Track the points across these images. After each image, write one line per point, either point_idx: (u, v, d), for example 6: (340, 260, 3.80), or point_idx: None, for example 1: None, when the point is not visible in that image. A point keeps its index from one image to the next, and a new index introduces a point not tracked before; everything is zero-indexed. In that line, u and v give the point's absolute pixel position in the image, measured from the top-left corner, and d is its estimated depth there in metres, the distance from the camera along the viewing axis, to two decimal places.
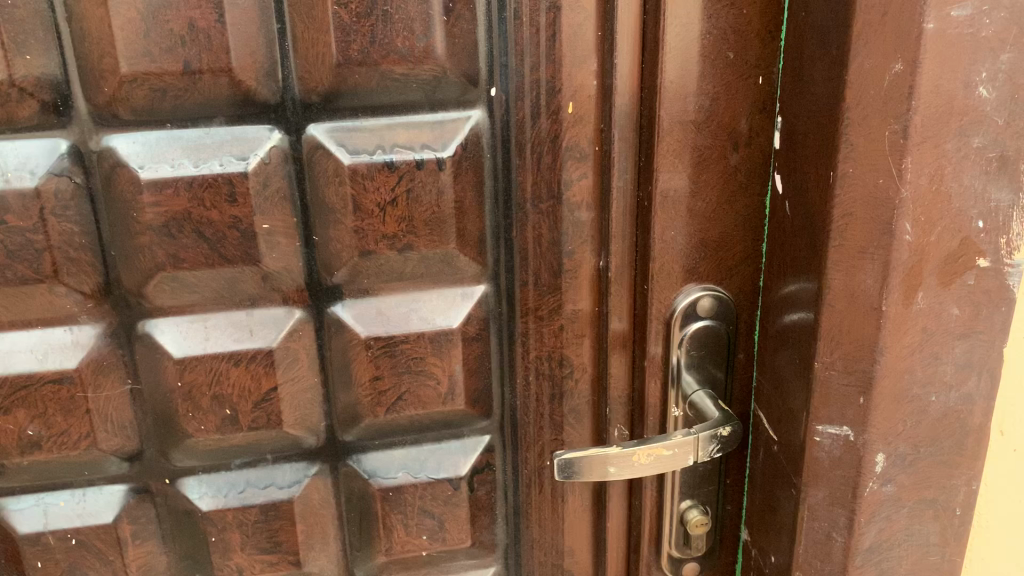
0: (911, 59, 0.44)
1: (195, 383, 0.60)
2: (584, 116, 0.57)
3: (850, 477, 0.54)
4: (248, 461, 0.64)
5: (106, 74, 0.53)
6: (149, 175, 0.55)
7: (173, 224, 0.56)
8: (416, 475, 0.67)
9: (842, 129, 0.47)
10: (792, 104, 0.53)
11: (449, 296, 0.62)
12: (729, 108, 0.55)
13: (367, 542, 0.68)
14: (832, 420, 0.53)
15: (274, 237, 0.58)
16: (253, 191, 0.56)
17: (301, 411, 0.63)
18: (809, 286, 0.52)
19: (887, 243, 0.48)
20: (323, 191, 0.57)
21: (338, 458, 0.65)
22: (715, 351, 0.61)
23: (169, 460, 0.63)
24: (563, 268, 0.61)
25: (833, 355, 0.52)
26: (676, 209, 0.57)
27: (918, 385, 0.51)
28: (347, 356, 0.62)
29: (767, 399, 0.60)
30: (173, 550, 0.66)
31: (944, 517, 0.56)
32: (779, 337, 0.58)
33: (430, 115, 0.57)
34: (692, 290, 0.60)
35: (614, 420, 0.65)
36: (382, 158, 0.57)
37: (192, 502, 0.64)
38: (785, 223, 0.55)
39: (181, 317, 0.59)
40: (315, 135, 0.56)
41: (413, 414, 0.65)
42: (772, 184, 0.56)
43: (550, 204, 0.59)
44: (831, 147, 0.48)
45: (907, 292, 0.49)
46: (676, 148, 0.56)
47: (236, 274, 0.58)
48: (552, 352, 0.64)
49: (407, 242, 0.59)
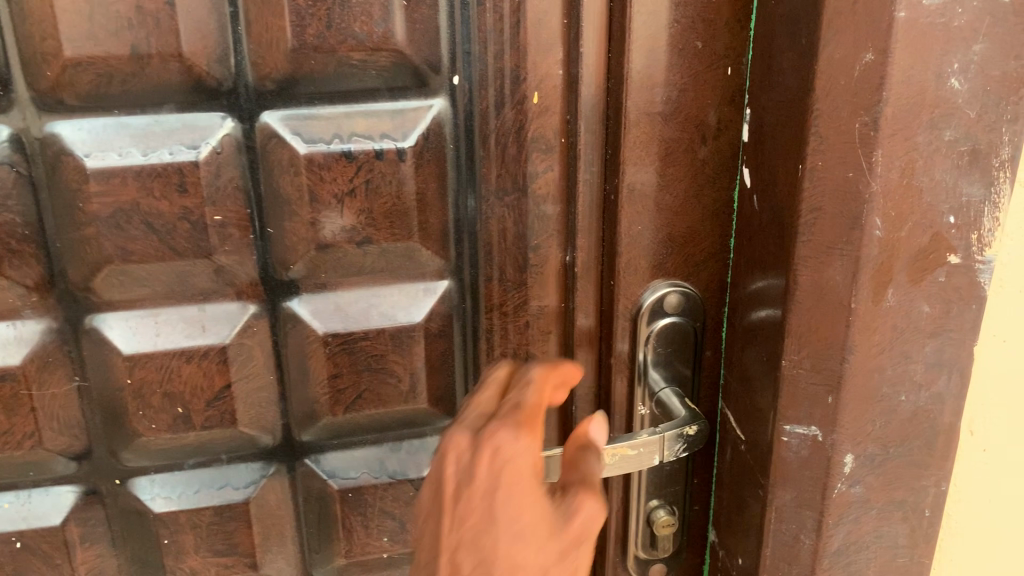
0: (883, 49, 0.43)
1: (145, 380, 0.58)
2: (549, 106, 0.56)
3: (819, 477, 0.52)
4: (202, 461, 0.62)
5: (48, 57, 0.50)
6: (94, 164, 0.52)
7: (120, 215, 0.54)
8: (377, 476, 0.65)
9: (812, 120, 0.46)
10: (760, 96, 0.51)
11: (410, 291, 0.60)
12: (697, 99, 0.54)
13: (325, 544, 0.66)
14: (799, 420, 0.52)
15: (227, 229, 0.55)
16: (205, 181, 0.54)
17: (256, 409, 0.61)
18: (777, 282, 0.51)
19: (857, 238, 0.46)
20: (278, 182, 0.55)
21: (294, 459, 0.63)
22: (683, 348, 0.60)
23: (119, 460, 0.60)
24: (529, 263, 0.60)
25: (800, 353, 0.50)
26: (642, 202, 0.56)
27: (888, 384, 0.50)
28: (304, 353, 0.60)
29: (735, 398, 0.58)
30: (123, 554, 0.63)
31: (913, 519, 0.54)
32: (746, 335, 0.56)
33: (390, 104, 0.55)
34: (658, 287, 0.58)
35: (580, 419, 0.64)
36: (340, 147, 0.55)
37: (144, 503, 0.62)
38: (753, 217, 0.53)
39: (130, 312, 0.57)
40: (270, 122, 0.54)
41: (372, 412, 0.63)
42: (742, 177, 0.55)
43: (515, 197, 0.58)
44: (800, 139, 0.47)
45: (877, 289, 0.47)
46: (643, 140, 0.54)
47: (188, 267, 0.56)
48: (517, 349, 0.62)
49: (366, 236, 0.57)
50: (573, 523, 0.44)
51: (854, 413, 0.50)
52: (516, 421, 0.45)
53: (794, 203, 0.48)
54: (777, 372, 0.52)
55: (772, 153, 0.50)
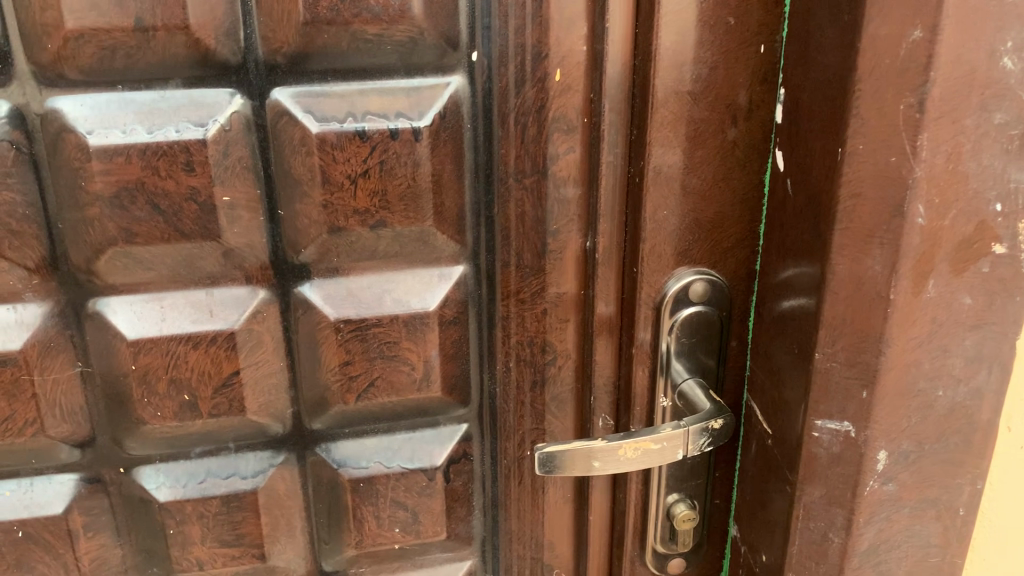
0: (932, 25, 0.40)
1: (151, 367, 0.56)
2: (571, 85, 0.53)
3: (849, 475, 0.50)
4: (208, 450, 0.60)
5: (49, 29, 0.48)
6: (98, 142, 0.50)
7: (124, 194, 0.51)
8: (388, 465, 0.63)
9: (852, 101, 0.43)
10: (797, 75, 0.49)
11: (425, 277, 0.58)
12: (728, 78, 0.52)
13: (336, 535, 0.65)
14: (831, 416, 0.50)
15: (236, 210, 0.53)
16: (213, 160, 0.52)
17: (265, 397, 0.59)
18: (810, 271, 0.49)
19: (899, 227, 0.44)
20: (289, 162, 0.53)
21: (305, 447, 0.62)
22: (707, 338, 0.58)
23: (123, 448, 0.59)
24: (548, 248, 0.57)
25: (835, 346, 0.48)
26: (668, 186, 0.53)
27: (925, 379, 0.48)
28: (316, 339, 0.58)
29: (761, 390, 0.56)
30: (128, 543, 0.62)
31: (946, 517, 0.53)
32: (776, 325, 0.54)
33: (405, 81, 0.53)
34: (683, 274, 0.56)
35: (598, 410, 0.62)
36: (354, 127, 0.52)
37: (149, 491, 0.60)
38: (785, 203, 0.51)
39: (135, 296, 0.55)
40: (280, 100, 0.51)
41: (385, 401, 0.61)
42: (773, 160, 0.53)
43: (535, 179, 0.55)
44: (840, 120, 0.44)
45: (917, 280, 0.45)
46: (671, 120, 0.52)
47: (194, 250, 0.54)
48: (534, 337, 0.60)
49: (380, 219, 0.55)
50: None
51: (890, 412, 0.48)
52: None
53: (832, 188, 0.46)
54: (808, 365, 0.50)
55: (811, 136, 0.48)
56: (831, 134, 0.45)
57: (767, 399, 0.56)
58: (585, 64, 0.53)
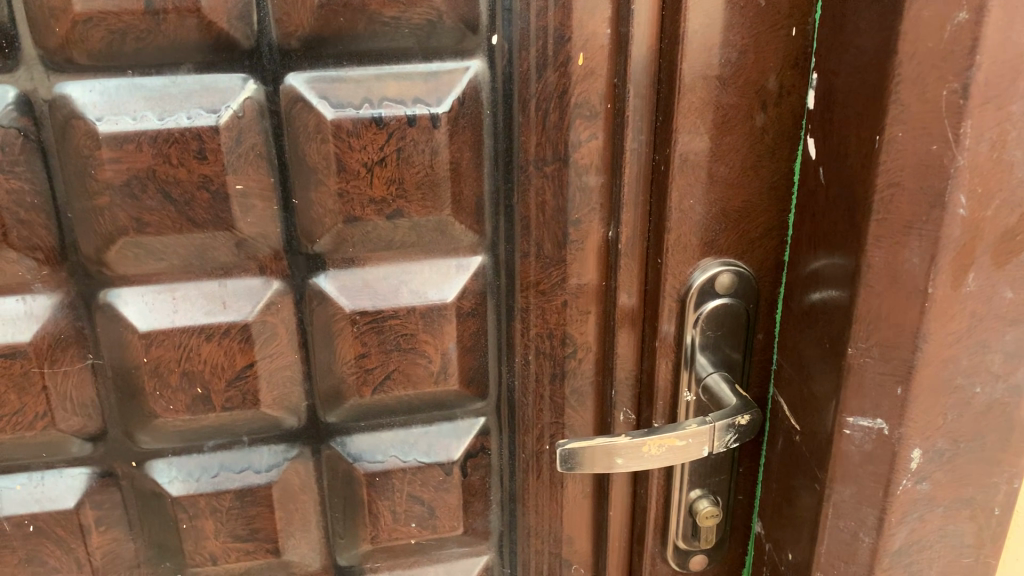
0: (978, 6, 0.38)
1: (162, 359, 0.55)
2: (595, 69, 0.51)
3: (883, 473, 0.49)
4: (222, 443, 0.59)
5: (57, 12, 0.46)
6: (107, 129, 0.48)
7: (135, 182, 0.50)
8: (405, 459, 0.62)
9: (891, 86, 0.42)
10: (833, 59, 0.47)
11: (443, 267, 0.57)
12: (759, 62, 0.50)
13: (351, 529, 0.64)
14: (864, 412, 0.48)
15: (249, 199, 0.52)
16: (225, 147, 0.50)
17: (279, 390, 0.58)
18: (843, 263, 0.47)
19: (938, 218, 0.42)
20: (304, 149, 0.51)
21: (320, 441, 0.60)
22: (734, 331, 0.56)
23: (135, 441, 0.58)
24: (569, 239, 0.56)
25: (869, 340, 0.47)
26: (695, 173, 0.52)
27: (963, 375, 0.46)
28: (331, 331, 0.56)
29: (789, 384, 0.55)
30: (141, 538, 0.61)
31: (981, 517, 0.51)
32: (805, 318, 0.52)
33: (423, 66, 0.51)
34: (709, 265, 0.54)
35: (619, 403, 0.60)
36: (370, 113, 0.51)
37: (161, 486, 0.59)
38: (818, 192, 0.49)
39: (146, 287, 0.53)
40: (295, 85, 0.50)
41: (401, 394, 0.59)
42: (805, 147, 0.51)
43: (556, 167, 0.54)
44: (878, 106, 0.43)
45: (956, 274, 0.43)
46: (699, 106, 0.50)
47: (207, 240, 0.52)
48: (554, 329, 0.59)
49: (397, 208, 0.53)
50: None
51: (925, 407, 0.46)
52: None
53: (868, 176, 0.44)
54: (840, 360, 0.48)
55: (844, 123, 0.46)
56: (866, 121, 0.44)
57: (795, 393, 0.54)
58: (609, 48, 0.51)
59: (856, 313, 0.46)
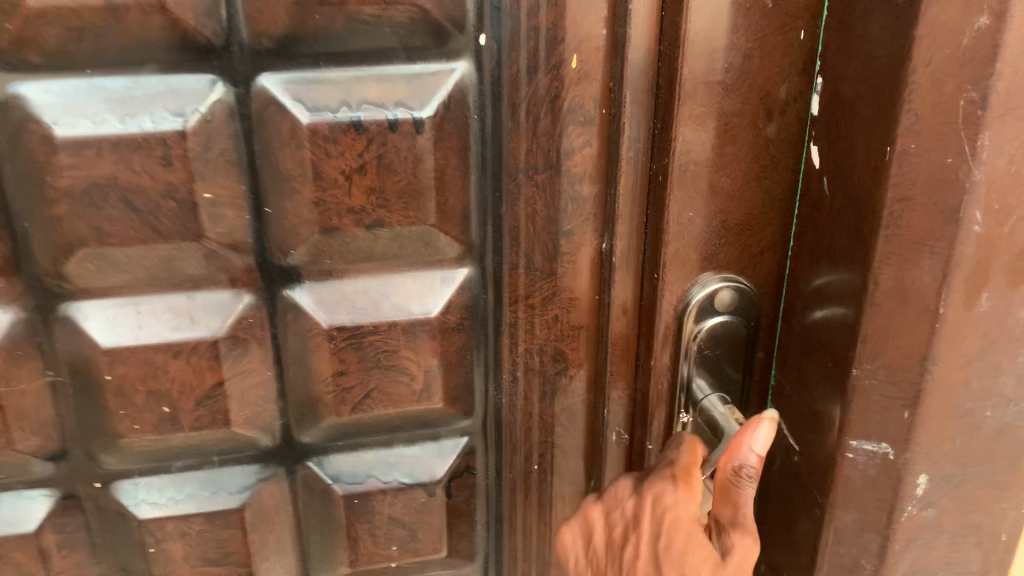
0: (999, 10, 0.35)
1: (127, 377, 0.51)
2: (589, 72, 0.48)
3: (886, 500, 0.46)
4: (191, 464, 0.55)
5: (8, 7, 0.43)
6: (65, 134, 0.45)
7: (94, 190, 0.46)
8: (386, 480, 0.59)
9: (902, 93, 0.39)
10: (842, 64, 0.43)
11: (426, 280, 0.54)
12: (764, 67, 0.46)
13: (328, 551, 0.60)
14: (868, 436, 0.45)
15: (218, 207, 0.48)
16: (192, 153, 0.47)
17: (251, 409, 0.54)
18: (848, 280, 0.44)
19: (952, 235, 0.39)
20: (277, 155, 0.48)
21: (296, 461, 0.57)
22: (733, 350, 0.53)
23: (98, 463, 0.54)
24: (560, 251, 0.53)
25: (875, 362, 0.43)
26: (695, 185, 0.49)
27: (973, 399, 0.43)
28: (308, 347, 0.53)
29: (790, 406, 0.52)
30: (106, 563, 0.57)
31: (987, 543, 0.48)
32: (805, 337, 0.49)
33: (406, 67, 0.48)
34: (708, 281, 0.51)
35: (613, 423, 0.57)
36: (348, 117, 0.47)
37: (127, 507, 0.55)
38: (821, 204, 0.46)
39: (109, 300, 0.50)
40: (268, 87, 0.46)
41: (382, 412, 0.56)
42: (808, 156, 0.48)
43: (548, 175, 0.51)
44: (889, 114, 0.40)
45: (970, 294, 0.40)
46: (700, 113, 0.47)
47: (173, 252, 0.49)
48: (544, 345, 0.56)
49: (377, 218, 0.50)
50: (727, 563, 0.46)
51: (934, 433, 0.43)
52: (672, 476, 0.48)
53: (877, 188, 0.41)
54: (844, 381, 0.45)
55: (858, 133, 0.43)
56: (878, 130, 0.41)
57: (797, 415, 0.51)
58: (604, 51, 0.48)
59: (863, 335, 0.43)
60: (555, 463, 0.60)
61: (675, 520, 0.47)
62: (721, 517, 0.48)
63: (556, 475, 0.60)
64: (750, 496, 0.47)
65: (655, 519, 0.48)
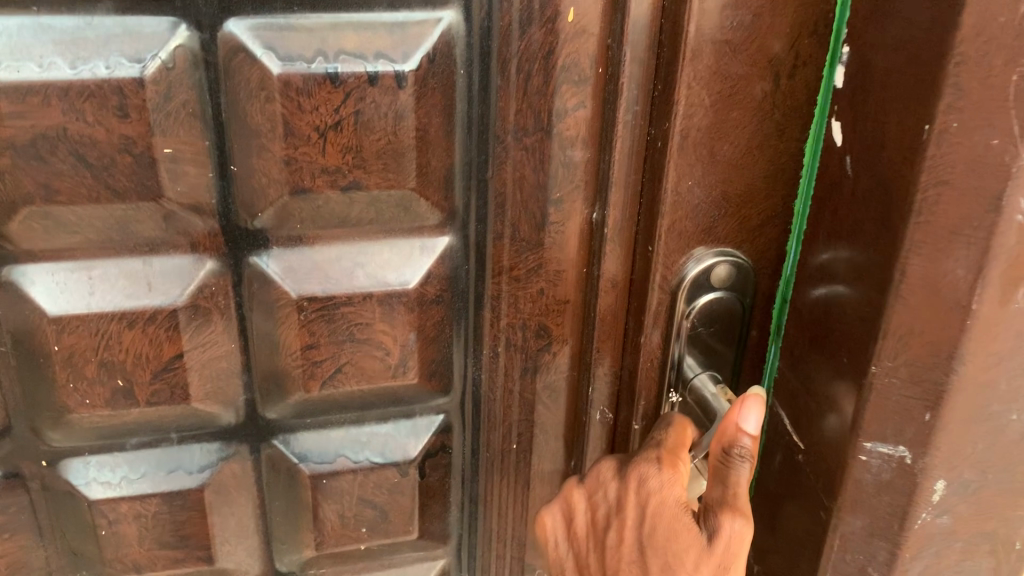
0: None
1: (77, 348, 0.47)
2: (587, 27, 0.45)
3: (899, 506, 0.42)
4: (146, 442, 0.51)
5: None
6: (5, 79, 0.40)
7: (41, 142, 0.42)
8: (356, 460, 0.56)
9: (947, 66, 0.34)
10: (858, 24, 0.40)
11: (404, 249, 0.50)
12: (774, 27, 0.43)
13: (293, 534, 0.57)
14: (884, 438, 0.41)
15: (179, 164, 0.44)
16: (151, 104, 0.43)
17: (213, 383, 0.50)
18: (871, 269, 0.40)
19: (993, 224, 0.35)
20: (245, 109, 0.44)
21: (260, 439, 0.53)
22: (727, 329, 0.50)
23: (44, 440, 0.50)
24: (548, 220, 0.50)
25: (897, 359, 0.39)
26: (695, 152, 0.45)
27: (1000, 402, 0.39)
28: (274, 319, 0.49)
29: (782, 386, 0.49)
30: (52, 546, 0.53)
31: (1001, 551, 0.45)
32: (817, 327, 0.45)
33: (389, 16, 0.43)
34: (704, 256, 0.48)
35: (597, 402, 0.54)
36: (324, 69, 0.43)
37: (77, 487, 0.52)
38: (842, 183, 0.42)
39: (57, 264, 0.45)
40: (237, 33, 0.42)
41: (354, 389, 0.53)
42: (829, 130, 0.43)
43: (538, 138, 0.47)
44: (929, 88, 0.35)
45: (1009, 289, 0.36)
46: (705, 75, 0.44)
47: (129, 212, 0.45)
48: (528, 321, 0.53)
49: (353, 180, 0.46)
50: (713, 548, 0.42)
51: (955, 434, 0.40)
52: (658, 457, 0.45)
53: (911, 171, 0.36)
54: (860, 379, 0.41)
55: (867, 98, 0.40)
56: (889, 97, 0.38)
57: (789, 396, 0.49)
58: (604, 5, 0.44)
59: (885, 329, 0.39)
60: (534, 443, 0.57)
61: (660, 502, 0.44)
62: (709, 500, 0.44)
63: (535, 456, 0.57)
64: (742, 480, 0.43)
65: (641, 501, 0.45)
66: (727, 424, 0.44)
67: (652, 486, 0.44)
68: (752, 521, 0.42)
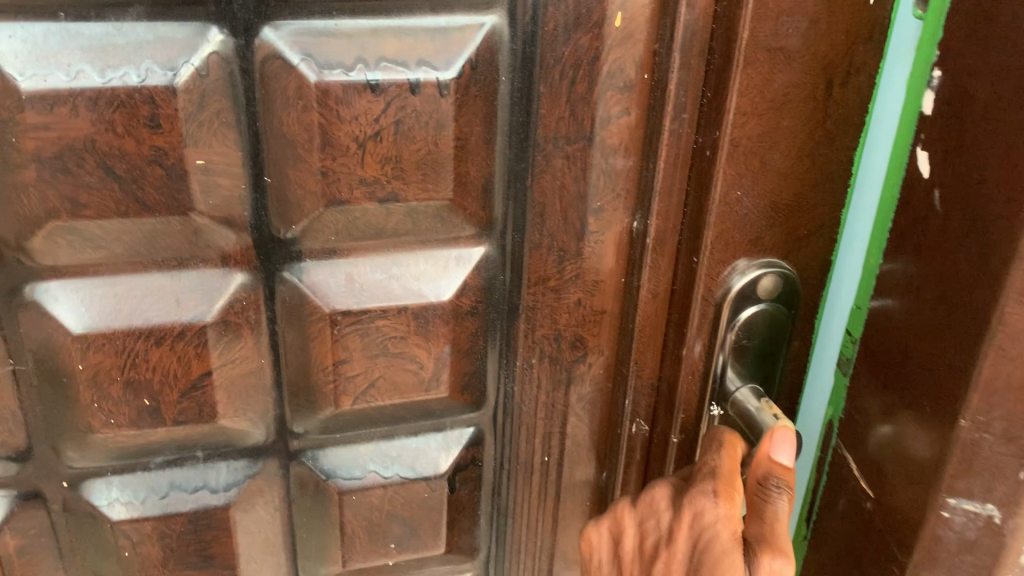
0: None
1: (102, 367, 0.45)
2: (633, 33, 0.43)
3: (983, 564, 0.39)
4: (172, 460, 0.50)
5: None
6: (32, 87, 0.38)
7: (67, 155, 0.40)
8: (385, 475, 0.54)
9: None
10: (953, 45, 0.37)
11: (439, 260, 0.48)
12: (830, 34, 0.42)
13: (320, 550, 0.56)
14: (971, 495, 0.38)
15: (212, 176, 0.42)
16: (183, 114, 0.41)
17: (241, 400, 0.49)
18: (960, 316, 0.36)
19: None
20: (281, 118, 0.42)
21: (289, 456, 0.52)
22: (771, 341, 0.49)
23: (66, 460, 0.48)
24: (588, 230, 0.48)
25: (991, 414, 0.36)
26: (744, 161, 0.44)
27: None
28: (307, 333, 0.48)
29: (848, 426, 0.46)
30: (73, 568, 0.51)
31: None
32: (891, 368, 0.42)
33: (429, 20, 0.42)
34: (749, 267, 0.47)
35: (633, 414, 0.53)
36: (364, 77, 0.41)
37: (99, 508, 0.50)
38: (929, 217, 0.39)
39: (81, 281, 0.43)
40: (273, 40, 0.40)
41: (386, 403, 0.51)
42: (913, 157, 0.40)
43: (580, 146, 0.46)
44: None
45: None
46: (757, 83, 0.42)
47: (158, 226, 0.43)
48: (564, 332, 0.51)
49: (392, 191, 0.45)
50: None
51: None
52: (714, 488, 0.44)
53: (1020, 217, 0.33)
54: (943, 433, 0.37)
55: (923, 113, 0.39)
56: (961, 120, 0.36)
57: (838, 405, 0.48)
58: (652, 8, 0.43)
59: (976, 382, 0.35)
60: (566, 455, 0.55)
61: (714, 537, 0.43)
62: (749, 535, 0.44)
63: (568, 468, 0.56)
64: (780, 513, 0.43)
65: (694, 533, 0.44)
66: (761, 458, 0.45)
67: (706, 521, 0.44)
68: (792, 558, 0.42)
